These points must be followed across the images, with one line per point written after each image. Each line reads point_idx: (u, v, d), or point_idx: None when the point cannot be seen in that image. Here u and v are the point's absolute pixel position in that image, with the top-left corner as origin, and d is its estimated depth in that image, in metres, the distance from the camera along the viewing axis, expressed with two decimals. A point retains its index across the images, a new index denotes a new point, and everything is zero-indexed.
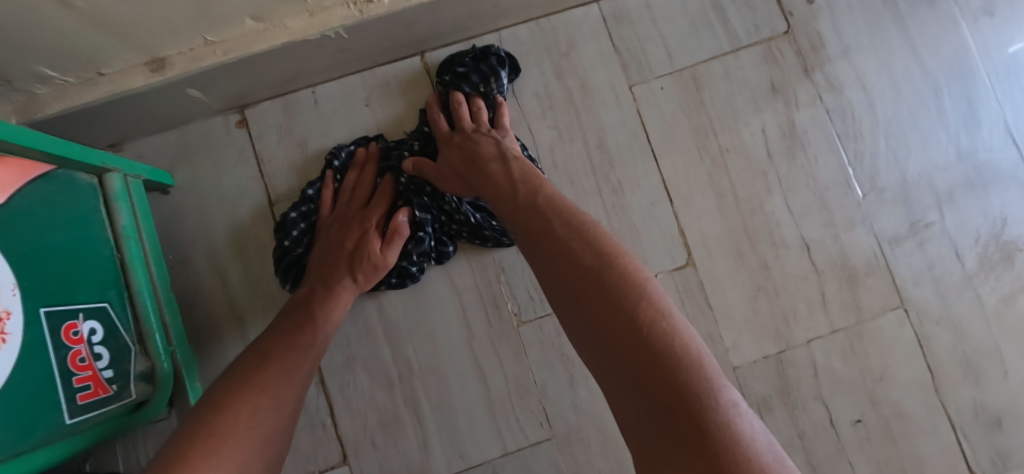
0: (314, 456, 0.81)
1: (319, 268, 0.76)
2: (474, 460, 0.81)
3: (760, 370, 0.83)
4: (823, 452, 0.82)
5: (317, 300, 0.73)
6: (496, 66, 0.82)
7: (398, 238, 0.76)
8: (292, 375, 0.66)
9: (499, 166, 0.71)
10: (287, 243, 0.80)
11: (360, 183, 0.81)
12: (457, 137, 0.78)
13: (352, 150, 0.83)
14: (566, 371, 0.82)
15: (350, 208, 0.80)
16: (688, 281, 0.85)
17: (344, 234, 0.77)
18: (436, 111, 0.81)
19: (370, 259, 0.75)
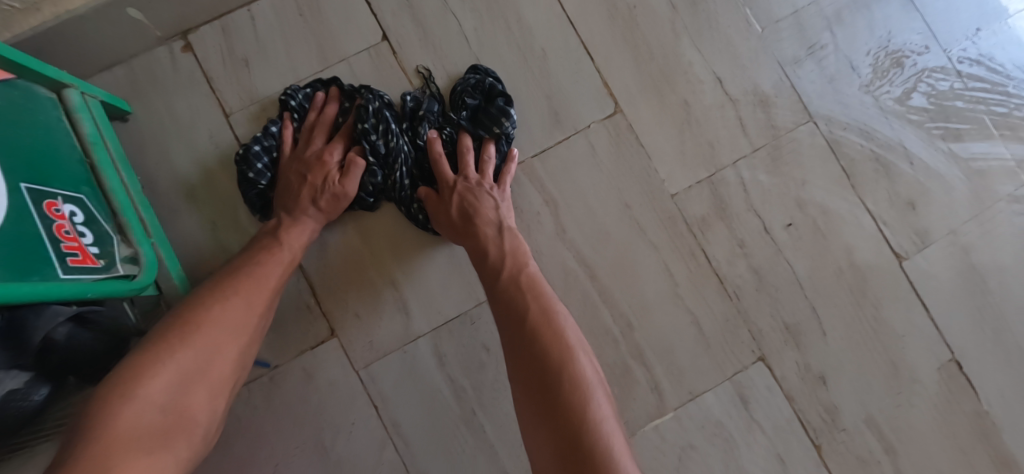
0: (303, 336, 0.85)
1: (284, 197, 0.82)
2: (452, 313, 0.86)
3: (696, 194, 0.91)
4: (763, 256, 0.91)
5: (284, 227, 0.79)
6: (509, 110, 0.85)
7: (355, 172, 0.81)
8: (259, 281, 0.74)
9: (494, 230, 0.80)
10: (250, 176, 0.84)
11: (321, 121, 0.86)
12: (460, 184, 0.84)
13: (309, 92, 0.87)
14: (522, 222, 0.89)
15: (313, 147, 0.85)
16: (619, 126, 0.92)
17: (307, 169, 0.82)
18: (437, 150, 0.85)
19: (329, 189, 0.81)
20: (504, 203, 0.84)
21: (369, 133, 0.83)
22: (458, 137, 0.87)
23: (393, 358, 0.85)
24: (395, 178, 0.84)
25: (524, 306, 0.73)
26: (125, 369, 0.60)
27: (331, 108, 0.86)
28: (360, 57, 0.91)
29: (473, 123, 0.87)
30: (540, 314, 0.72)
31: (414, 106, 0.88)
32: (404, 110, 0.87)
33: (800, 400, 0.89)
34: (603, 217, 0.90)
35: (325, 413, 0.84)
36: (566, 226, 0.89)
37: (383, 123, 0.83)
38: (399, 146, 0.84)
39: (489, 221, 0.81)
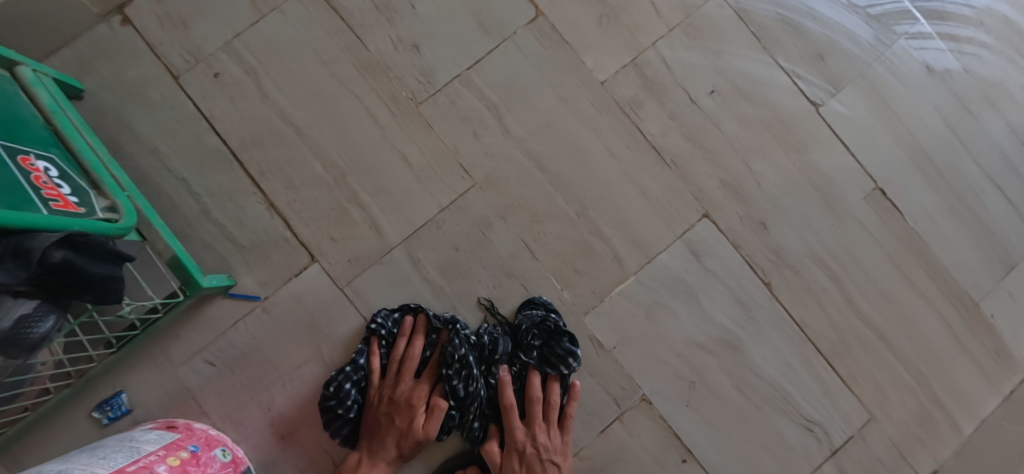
0: (287, 266, 0.91)
1: (368, 432, 0.87)
2: (419, 221, 0.93)
3: (624, 77, 0.99)
4: (694, 122, 0.99)
5: (363, 469, 0.84)
6: (575, 351, 0.89)
7: (439, 415, 0.85)
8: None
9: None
10: (339, 410, 0.87)
11: (410, 355, 0.89)
12: (524, 444, 0.88)
13: (398, 318, 0.90)
14: (470, 129, 0.95)
15: (401, 384, 0.88)
16: (543, 27, 0.98)
17: (396, 411, 0.87)
18: (508, 393, 0.88)
19: (416, 436, 0.85)
20: (560, 458, 0.88)
21: (451, 377, 0.87)
22: (527, 375, 0.91)
23: (374, 271, 0.92)
24: (466, 423, 0.88)
25: None
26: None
27: (420, 345, 0.89)
28: (291, 4, 0.95)
29: (543, 360, 0.90)
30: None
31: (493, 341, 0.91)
32: (482, 344, 0.89)
33: (748, 246, 0.98)
34: (543, 112, 0.97)
35: (319, 331, 0.91)
36: (510, 127, 0.96)
37: (466, 368, 0.87)
38: (478, 389, 0.87)
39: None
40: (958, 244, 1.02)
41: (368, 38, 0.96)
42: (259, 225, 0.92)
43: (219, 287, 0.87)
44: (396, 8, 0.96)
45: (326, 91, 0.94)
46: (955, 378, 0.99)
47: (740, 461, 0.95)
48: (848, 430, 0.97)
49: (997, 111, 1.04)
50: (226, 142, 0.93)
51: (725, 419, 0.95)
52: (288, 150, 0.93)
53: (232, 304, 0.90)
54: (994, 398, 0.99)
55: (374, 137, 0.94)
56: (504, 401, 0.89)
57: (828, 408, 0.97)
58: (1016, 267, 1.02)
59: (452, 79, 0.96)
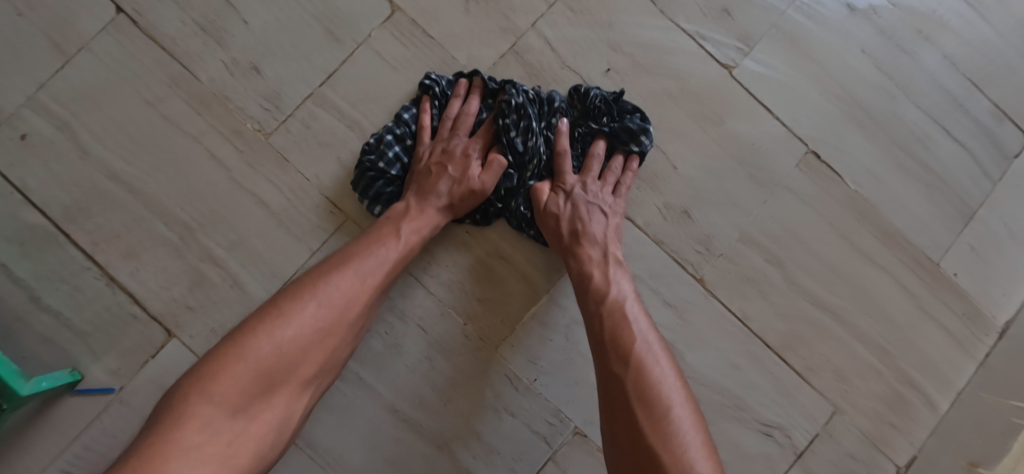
0: (140, 347, 0.78)
1: (417, 179, 0.79)
2: (287, 270, 0.80)
3: (505, 68, 0.86)
4: None
5: (404, 210, 0.77)
6: (643, 124, 0.82)
7: (497, 167, 0.79)
8: (388, 262, 0.72)
9: (600, 251, 0.77)
10: (381, 165, 0.80)
11: (466, 110, 0.82)
12: (579, 191, 0.81)
13: (451, 81, 0.84)
14: (334, 155, 0.82)
15: (452, 139, 0.81)
16: (402, 25, 0.84)
17: (446, 159, 0.80)
18: (563, 144, 0.82)
19: (468, 185, 0.78)
20: (614, 215, 0.81)
21: (509, 129, 0.80)
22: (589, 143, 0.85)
23: None
24: (523, 181, 0.82)
25: (620, 332, 0.69)
26: (297, 299, 0.64)
27: (476, 102, 0.82)
28: (101, 40, 0.81)
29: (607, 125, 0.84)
30: (614, 340, 0.69)
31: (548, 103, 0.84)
32: (541, 100, 0.83)
33: (671, 242, 0.85)
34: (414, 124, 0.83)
35: None
36: None
37: (525, 119, 0.80)
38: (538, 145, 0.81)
39: (594, 240, 0.78)
40: (908, 201, 0.90)
41: (198, 67, 0.82)
42: (100, 304, 0.78)
43: (62, 385, 0.74)
44: (225, 27, 0.82)
45: (157, 136, 0.81)
46: (924, 350, 0.88)
47: None
48: (814, 429, 0.85)
49: (932, 44, 0.92)
50: (47, 214, 0.79)
51: None
52: (122, 212, 0.79)
53: (81, 402, 0.77)
54: (968, 367, 0.88)
55: (220, 181, 0.80)
56: (558, 155, 0.82)
57: (786, 409, 0.84)
58: (974, 217, 0.91)
59: (303, 100, 0.82)
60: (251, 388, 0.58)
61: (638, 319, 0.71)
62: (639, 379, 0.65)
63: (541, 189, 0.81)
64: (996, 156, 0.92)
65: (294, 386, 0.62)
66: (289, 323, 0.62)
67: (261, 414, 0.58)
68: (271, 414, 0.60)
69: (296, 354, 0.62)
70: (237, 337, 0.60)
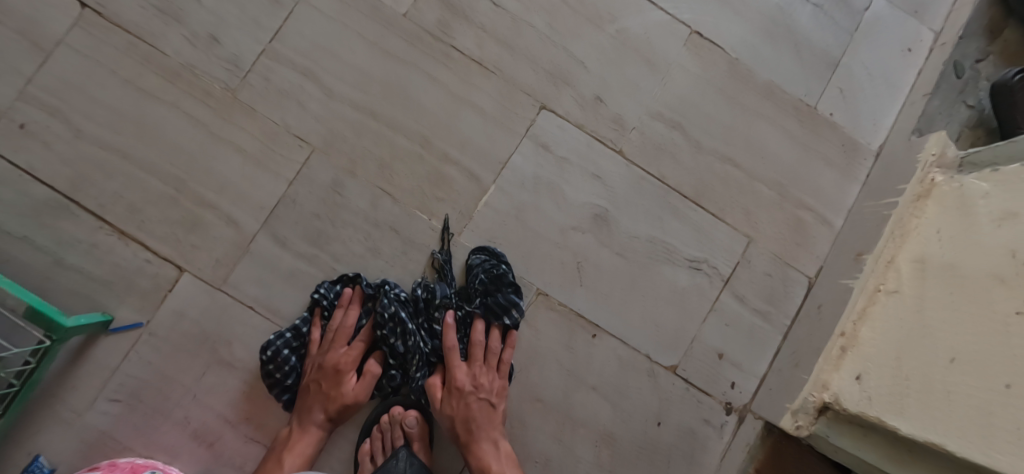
0: (158, 286, 0.92)
1: (305, 393, 0.91)
2: (271, 202, 0.94)
3: (426, 3, 0.99)
4: (504, 25, 1.00)
5: (296, 432, 0.89)
6: (515, 301, 0.93)
7: (374, 379, 0.92)
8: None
9: (488, 440, 0.90)
10: (278, 375, 0.92)
11: (346, 324, 0.92)
12: (461, 385, 0.91)
13: (338, 289, 0.93)
14: (293, 100, 0.95)
15: (335, 352, 0.92)
16: None
17: (329, 375, 0.91)
18: (450, 342, 0.93)
19: (348, 398, 0.91)
20: (494, 398, 0.92)
21: (388, 336, 0.91)
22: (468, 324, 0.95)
23: (246, 262, 0.93)
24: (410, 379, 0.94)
25: None
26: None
27: (355, 313, 0.93)
28: (71, 33, 0.92)
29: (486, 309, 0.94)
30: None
31: (427, 298, 0.94)
32: (417, 301, 0.94)
33: (590, 125, 1.01)
34: (357, 61, 0.97)
35: (211, 334, 0.92)
36: (330, 85, 0.96)
37: (400, 325, 0.91)
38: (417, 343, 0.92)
39: (476, 431, 0.90)
40: (781, 61, 1.07)
41: (163, 44, 0.94)
42: (117, 257, 0.91)
43: (98, 325, 0.87)
44: (180, 6, 0.95)
45: (137, 107, 0.93)
46: (815, 181, 1.06)
47: (645, 320, 1.00)
48: (733, 258, 1.02)
49: None
50: (55, 188, 0.91)
51: (618, 288, 1.00)
52: (120, 177, 0.92)
53: (117, 339, 0.90)
54: (852, 187, 1.07)
55: (200, 137, 0.94)
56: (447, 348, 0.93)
57: (708, 246, 1.02)
58: (838, 65, 1.08)
59: (258, 57, 0.95)
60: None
61: None
62: None
63: (434, 387, 0.94)
64: (848, 13, 1.10)
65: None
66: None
67: None
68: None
69: None
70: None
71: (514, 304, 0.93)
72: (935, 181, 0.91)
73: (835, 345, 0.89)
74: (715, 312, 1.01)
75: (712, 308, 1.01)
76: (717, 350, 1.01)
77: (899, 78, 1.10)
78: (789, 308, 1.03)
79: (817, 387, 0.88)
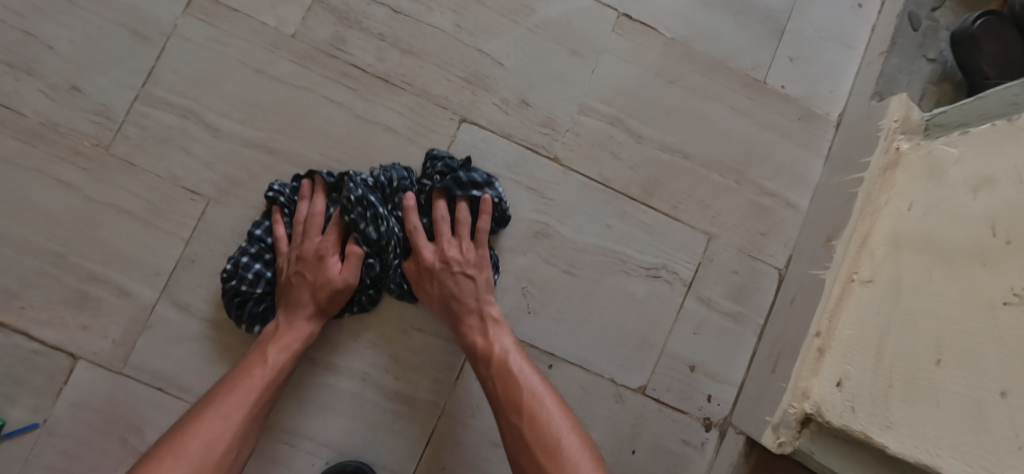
0: (50, 378, 0.80)
1: (280, 294, 0.82)
2: (167, 266, 0.83)
3: (315, 18, 0.88)
4: (407, 33, 0.89)
5: (272, 334, 0.79)
6: (486, 178, 0.85)
7: (353, 261, 0.82)
8: (255, 391, 0.74)
9: (477, 318, 0.82)
10: (245, 288, 0.82)
11: (312, 212, 0.83)
12: (439, 265, 0.83)
13: (297, 183, 0.85)
14: (178, 147, 0.84)
15: (305, 242, 0.83)
16: (203, 7, 0.86)
17: (304, 267, 0.81)
18: (414, 222, 0.84)
19: (327, 286, 0.81)
20: (480, 271, 0.84)
21: (357, 222, 0.80)
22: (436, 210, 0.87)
23: (149, 337, 0.83)
24: (386, 264, 0.84)
25: (510, 397, 0.75)
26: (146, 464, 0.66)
27: (321, 201, 0.84)
28: None
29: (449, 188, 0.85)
30: (510, 393, 0.75)
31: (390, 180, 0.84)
32: (383, 184, 0.84)
33: (518, 131, 0.91)
34: (244, 95, 0.86)
35: (120, 422, 0.82)
36: (218, 124, 0.85)
37: (370, 208, 0.81)
38: (390, 227, 0.83)
39: (466, 306, 0.82)
40: (721, 34, 0.97)
41: (16, 102, 0.82)
42: None
43: None
44: (32, 57, 0.83)
45: None
46: (774, 161, 0.96)
47: (606, 338, 0.90)
48: (694, 258, 0.93)
49: None
50: None
51: (571, 307, 0.90)
52: None
53: (10, 446, 0.79)
54: (816, 162, 0.97)
55: (76, 203, 0.82)
56: (411, 235, 0.84)
57: (665, 249, 0.92)
58: (784, 30, 0.98)
59: (132, 104, 0.84)
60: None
61: (524, 372, 0.77)
62: (536, 427, 0.72)
63: (411, 268, 0.84)
64: None
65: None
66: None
67: None
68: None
69: None
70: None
71: (481, 176, 0.85)
72: (901, 150, 0.82)
73: (811, 348, 0.80)
74: (681, 320, 0.92)
75: (678, 316, 0.92)
76: (689, 361, 0.92)
77: (851, 36, 1.00)
78: (760, 305, 0.94)
79: (796, 397, 0.79)
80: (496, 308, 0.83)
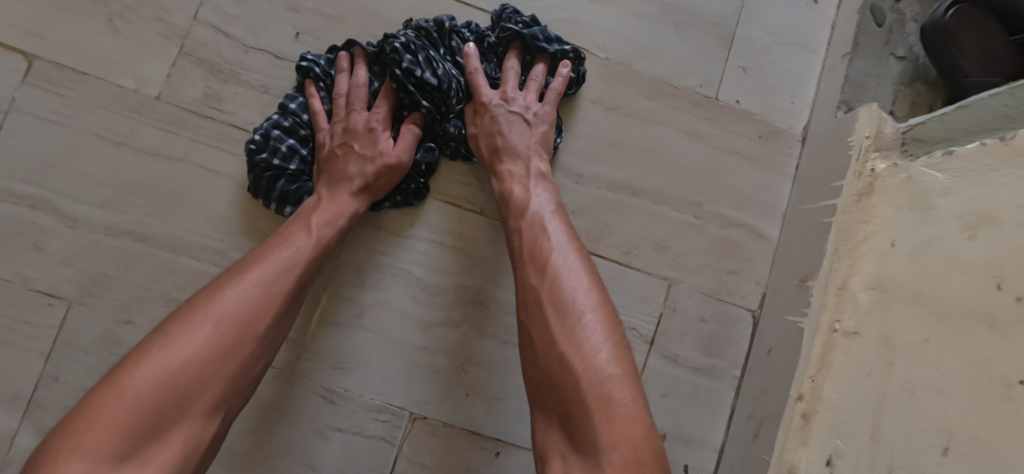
0: None
1: (325, 166, 0.73)
2: (25, 388, 0.69)
3: (183, 74, 0.75)
4: (295, 82, 0.77)
5: (321, 200, 0.70)
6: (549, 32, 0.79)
7: (407, 138, 0.76)
8: (299, 258, 0.63)
9: (521, 167, 0.73)
10: (277, 163, 0.73)
11: (355, 81, 0.75)
12: (503, 112, 0.76)
13: (329, 56, 0.77)
14: (27, 243, 0.71)
15: (351, 115, 0.75)
16: (45, 73, 0.72)
17: (353, 137, 0.73)
18: (474, 67, 0.77)
19: (382, 160, 0.73)
20: (540, 128, 0.76)
21: (414, 70, 0.73)
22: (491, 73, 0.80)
23: None
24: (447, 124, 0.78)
25: (538, 251, 0.63)
26: (212, 292, 0.56)
27: (363, 70, 0.75)
28: None
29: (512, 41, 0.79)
30: (529, 246, 0.64)
31: (444, 30, 0.77)
32: (430, 34, 0.76)
33: (437, 187, 0.80)
34: (105, 173, 0.73)
35: None
36: (74, 211, 0.72)
37: (427, 56, 0.75)
38: (449, 70, 0.76)
39: (515, 155, 0.74)
40: (662, 48, 0.85)
41: None
42: None
43: None
44: None
45: None
46: (735, 187, 0.84)
47: None
48: (654, 310, 0.81)
49: None
50: None
51: (516, 381, 0.78)
52: None
53: None
54: (783, 184, 0.85)
55: None
56: (470, 75, 0.77)
57: (619, 302, 0.80)
58: (734, 37, 0.87)
59: None
60: (212, 351, 0.53)
61: (556, 232, 0.65)
62: (554, 292, 0.59)
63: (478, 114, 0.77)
64: None
65: (251, 360, 0.57)
66: (233, 291, 0.57)
67: (167, 439, 0.50)
68: (190, 427, 0.51)
69: (201, 374, 0.52)
70: (161, 334, 0.52)
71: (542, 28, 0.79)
72: (877, 171, 0.69)
73: (794, 413, 0.68)
74: (645, 383, 0.79)
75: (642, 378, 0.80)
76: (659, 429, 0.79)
77: (810, 37, 0.89)
78: (735, 354, 0.82)
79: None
80: (547, 165, 0.75)
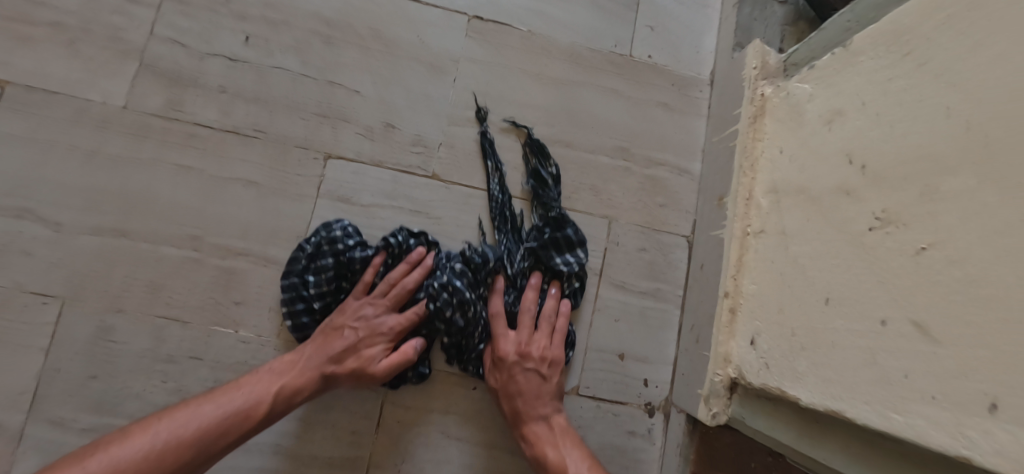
0: None
1: (325, 335, 0.78)
2: (30, 383, 0.76)
3: (145, 85, 0.83)
4: (249, 81, 0.85)
5: (288, 376, 0.75)
6: (579, 246, 0.85)
7: (397, 363, 0.77)
8: (248, 417, 0.71)
9: (545, 426, 0.80)
10: (308, 292, 0.79)
11: (404, 284, 0.80)
12: (517, 363, 0.80)
13: (409, 242, 0.82)
14: (16, 251, 0.77)
15: (378, 310, 0.79)
16: (15, 97, 0.79)
17: (365, 339, 0.77)
18: (496, 309, 0.83)
19: (365, 369, 0.76)
20: (547, 384, 0.81)
21: (442, 309, 0.79)
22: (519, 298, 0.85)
23: (23, 464, 0.75)
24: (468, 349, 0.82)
25: None
26: (177, 410, 0.69)
27: (417, 275, 0.80)
28: None
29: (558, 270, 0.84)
30: None
31: (484, 264, 0.83)
32: (477, 267, 0.82)
33: (389, 157, 0.87)
34: (81, 180, 0.79)
35: None
36: (56, 217, 0.78)
37: (457, 296, 0.79)
38: (478, 313, 0.81)
39: (527, 409, 0.80)
40: (577, 18, 0.95)
41: None
42: None
43: None
44: None
45: None
46: (657, 133, 0.95)
47: None
48: (599, 247, 0.90)
49: None
50: None
51: None
52: None
53: None
54: (698, 124, 0.96)
55: None
56: (494, 316, 0.83)
57: None
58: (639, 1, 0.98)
59: None
60: (148, 458, 0.65)
61: None
62: None
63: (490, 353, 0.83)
64: None
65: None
66: (145, 437, 0.66)
67: None
68: None
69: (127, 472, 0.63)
70: (130, 429, 0.67)
71: (578, 239, 0.86)
72: (766, 95, 0.80)
73: (723, 309, 0.78)
74: (599, 311, 0.89)
75: (596, 307, 0.89)
76: (616, 350, 0.89)
77: None
78: (675, 277, 0.92)
79: (719, 364, 0.76)
80: (564, 417, 0.82)
